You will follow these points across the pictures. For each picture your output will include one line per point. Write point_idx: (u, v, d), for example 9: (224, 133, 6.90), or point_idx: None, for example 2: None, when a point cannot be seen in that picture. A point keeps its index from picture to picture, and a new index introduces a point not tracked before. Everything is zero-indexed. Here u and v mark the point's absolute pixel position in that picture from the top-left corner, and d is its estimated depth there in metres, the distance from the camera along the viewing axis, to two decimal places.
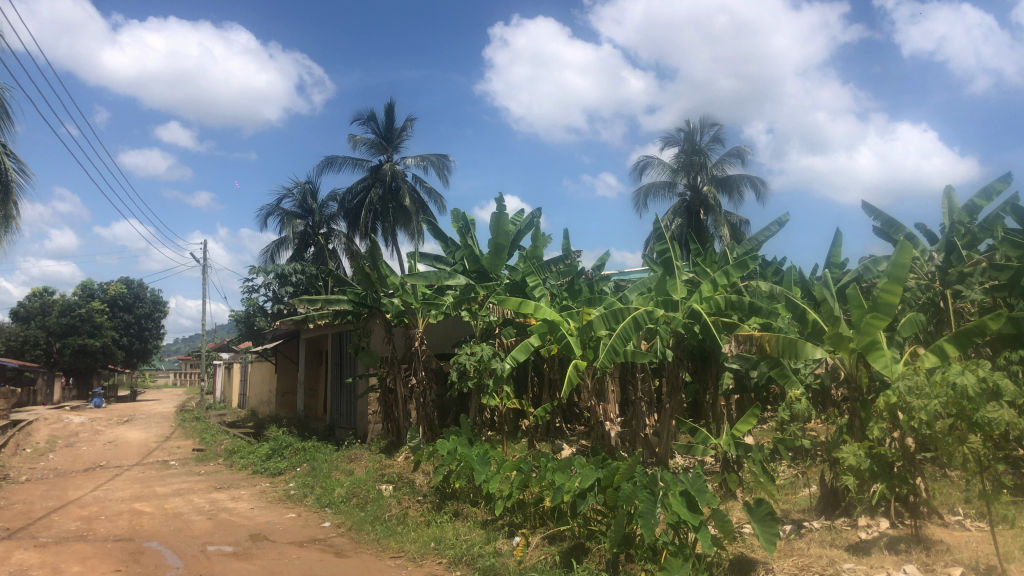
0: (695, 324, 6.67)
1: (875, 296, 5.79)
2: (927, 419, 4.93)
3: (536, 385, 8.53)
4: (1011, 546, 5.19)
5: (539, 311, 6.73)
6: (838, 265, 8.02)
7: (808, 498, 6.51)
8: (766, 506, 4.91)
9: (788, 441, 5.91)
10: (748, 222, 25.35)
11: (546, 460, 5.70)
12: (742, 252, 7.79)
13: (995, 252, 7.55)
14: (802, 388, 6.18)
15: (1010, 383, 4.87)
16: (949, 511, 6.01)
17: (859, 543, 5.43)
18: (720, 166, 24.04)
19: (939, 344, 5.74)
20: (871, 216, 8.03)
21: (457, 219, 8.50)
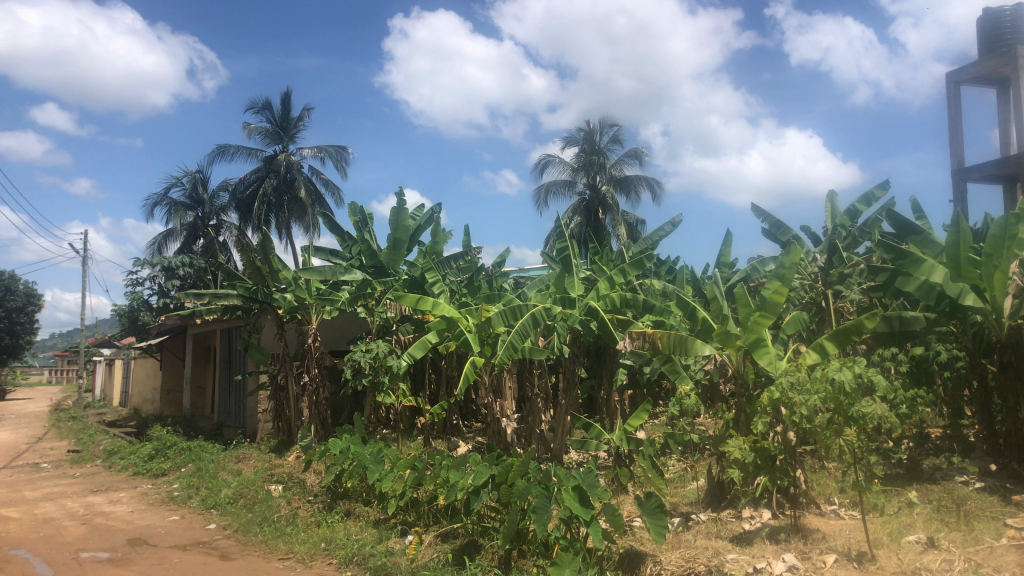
0: (592, 321, 6.79)
1: (762, 296, 5.99)
2: (807, 413, 5.15)
3: (433, 382, 8.49)
4: (880, 533, 5.49)
5: (438, 308, 6.64)
6: (728, 265, 8.29)
7: (695, 491, 6.69)
8: (656, 500, 5.00)
9: (677, 437, 6.05)
10: (644, 222, 26.00)
11: (441, 458, 5.66)
12: (638, 251, 7.95)
13: (872, 254, 7.98)
14: (692, 384, 6.35)
15: (883, 379, 5.15)
16: (826, 501, 6.29)
17: (743, 534, 5.62)
18: (618, 166, 24.52)
19: (820, 342, 5.98)
20: (760, 218, 8.36)
21: (354, 213, 8.34)
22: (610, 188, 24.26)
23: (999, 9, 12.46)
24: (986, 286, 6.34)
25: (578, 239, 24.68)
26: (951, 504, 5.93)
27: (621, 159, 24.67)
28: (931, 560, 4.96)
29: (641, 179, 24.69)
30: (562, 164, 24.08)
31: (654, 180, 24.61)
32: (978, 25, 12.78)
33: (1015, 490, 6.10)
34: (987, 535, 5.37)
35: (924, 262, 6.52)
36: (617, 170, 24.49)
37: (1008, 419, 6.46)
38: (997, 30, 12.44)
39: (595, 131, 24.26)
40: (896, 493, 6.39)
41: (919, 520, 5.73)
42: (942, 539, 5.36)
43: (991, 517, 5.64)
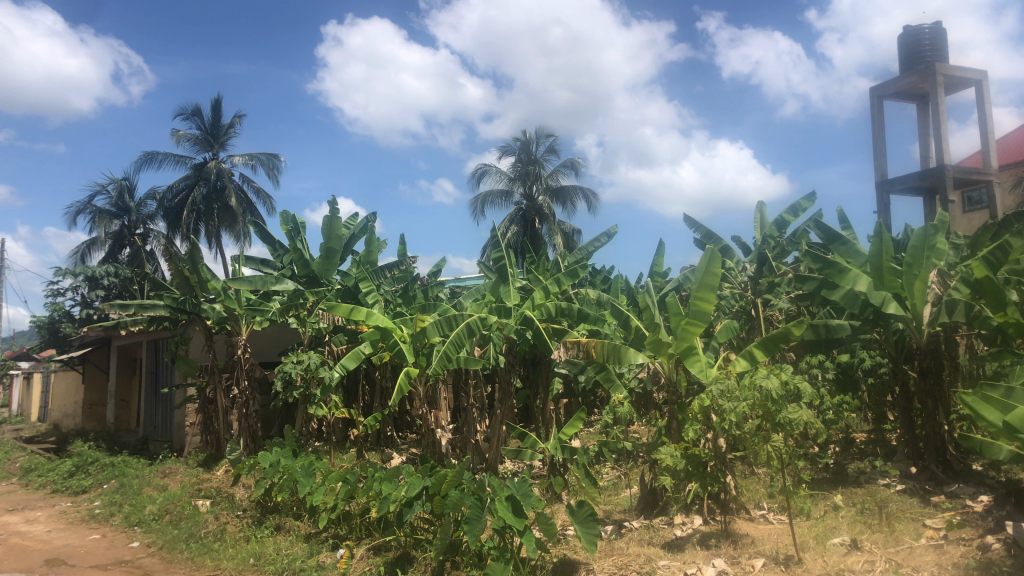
0: (527, 331, 6.78)
1: (691, 304, 6.08)
2: (736, 420, 5.23)
3: (367, 394, 8.40)
4: (807, 537, 5.61)
5: (372, 319, 6.55)
6: (661, 275, 8.42)
7: (629, 498, 6.75)
8: (588, 508, 5.03)
9: (611, 445, 6.10)
10: (580, 231, 26.24)
11: (373, 470, 5.59)
12: (573, 261, 8.00)
13: (799, 263, 8.20)
14: (625, 392, 6.40)
15: (808, 385, 5.29)
16: (756, 506, 6.41)
17: (674, 540, 5.68)
18: (555, 176, 24.73)
19: (749, 349, 6.10)
20: (692, 228, 8.53)
21: (286, 222, 8.21)
22: (547, 199, 24.45)
23: (919, 27, 12.94)
24: (907, 294, 6.51)
25: (515, 248, 24.73)
26: (874, 506, 6.11)
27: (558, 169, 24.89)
28: (855, 561, 5.11)
29: (577, 189, 24.95)
30: (499, 173, 24.15)
31: (590, 191, 24.87)
32: (899, 41, 13.25)
33: (933, 492, 6.32)
34: (908, 535, 5.55)
35: (849, 271, 6.72)
36: (554, 181, 24.71)
37: (927, 423, 6.71)
38: (917, 47, 12.92)
39: (532, 141, 24.41)
40: (822, 497, 6.54)
41: (844, 522, 5.88)
42: (865, 541, 5.51)
43: (911, 518, 5.84)
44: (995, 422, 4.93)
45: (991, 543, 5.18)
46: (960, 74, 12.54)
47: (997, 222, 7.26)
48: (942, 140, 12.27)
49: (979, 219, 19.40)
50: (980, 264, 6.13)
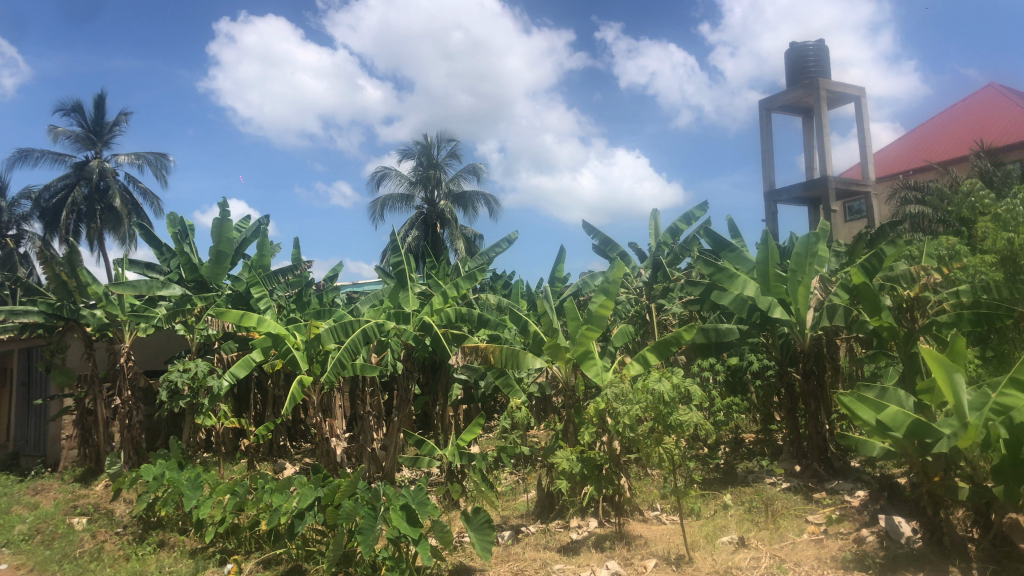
0: (426, 337, 6.73)
1: (588, 309, 6.15)
2: (630, 423, 5.29)
3: (259, 403, 8.16)
4: (697, 536, 5.76)
5: (263, 325, 6.31)
6: (560, 280, 8.51)
7: (526, 503, 6.77)
8: (484, 514, 5.02)
9: (509, 450, 6.11)
10: (481, 236, 26.31)
11: (264, 482, 5.42)
12: (473, 266, 7.99)
13: (691, 269, 8.46)
14: (524, 397, 6.41)
15: (698, 388, 5.44)
16: (649, 507, 6.54)
17: (570, 544, 5.73)
18: (457, 181, 24.74)
19: (642, 353, 6.21)
20: (591, 234, 8.66)
21: (173, 224, 7.89)
22: (449, 203, 24.46)
23: (804, 44, 13.55)
24: (791, 299, 6.80)
25: (415, 253, 24.59)
26: (760, 505, 6.33)
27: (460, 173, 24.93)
28: (741, 559, 5.29)
29: (476, 194, 25.00)
30: (399, 177, 23.94)
31: (492, 196, 24.99)
32: (786, 55, 13.84)
33: (815, 489, 6.60)
34: (791, 531, 5.78)
35: (737, 277, 6.95)
36: (456, 185, 24.74)
37: (811, 423, 7.00)
38: (803, 62, 13.51)
39: (433, 146, 24.21)
40: (712, 497, 6.73)
41: (732, 521, 6.07)
42: (751, 538, 5.70)
43: (795, 515, 6.09)
44: (870, 420, 5.18)
45: (866, 536, 5.47)
46: (841, 90, 13.20)
47: (872, 231, 7.66)
48: (824, 152, 12.88)
49: (859, 226, 20.55)
50: (857, 271, 6.44)
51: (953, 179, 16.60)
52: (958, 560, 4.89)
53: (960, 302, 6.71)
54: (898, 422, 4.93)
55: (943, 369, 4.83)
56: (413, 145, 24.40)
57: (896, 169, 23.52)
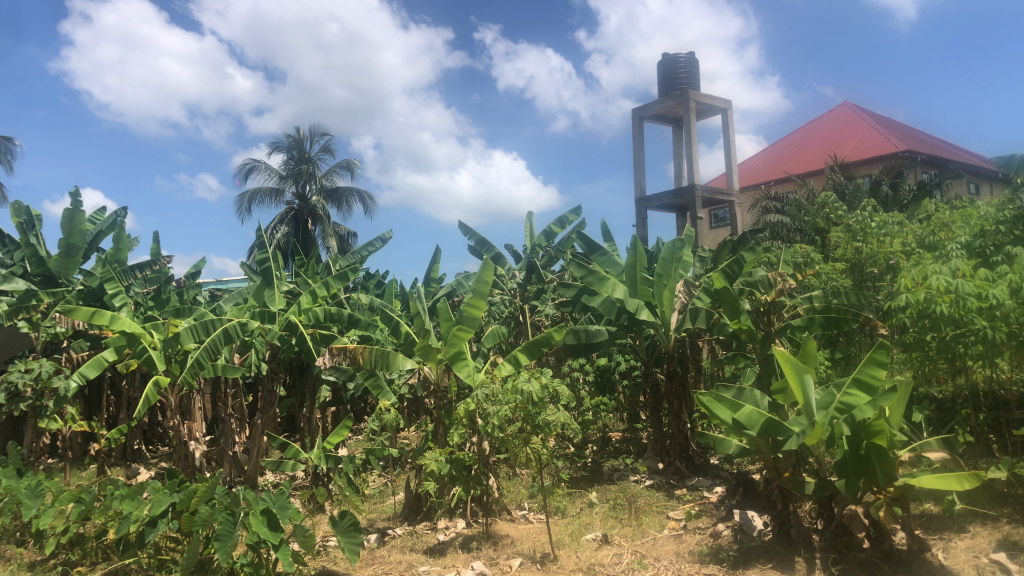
0: (293, 336, 6.58)
1: (461, 310, 6.15)
2: (498, 423, 5.30)
3: (112, 405, 7.76)
4: (562, 534, 5.86)
5: (116, 323, 5.94)
6: (434, 281, 8.45)
7: (393, 505, 6.68)
8: (350, 518, 4.88)
9: (377, 452, 6.03)
10: (354, 234, 25.95)
11: (113, 488, 5.09)
12: (343, 265, 7.83)
13: (564, 271, 8.61)
14: (394, 399, 6.30)
15: (566, 388, 5.52)
16: (517, 506, 6.60)
17: (437, 545, 5.70)
18: (329, 176, 24.33)
19: (513, 354, 6.24)
20: (466, 235, 8.66)
21: (18, 214, 7.36)
22: (321, 199, 23.98)
23: (675, 55, 14.03)
24: (657, 302, 7.03)
25: (285, 250, 23.96)
26: (624, 502, 6.49)
27: (332, 169, 24.56)
28: (604, 555, 5.41)
29: (350, 190, 24.86)
30: (268, 170, 23.25)
31: (368, 194, 24.74)
32: (659, 66, 14.30)
33: (677, 486, 6.84)
34: (653, 527, 5.96)
35: (608, 280, 7.11)
36: (329, 181, 24.37)
37: (674, 421, 7.27)
38: (674, 73, 14.00)
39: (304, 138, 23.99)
40: (579, 495, 6.86)
41: (597, 518, 6.20)
42: (615, 535, 5.84)
43: (656, 511, 6.28)
44: (726, 419, 5.38)
45: (721, 531, 5.73)
46: (709, 102, 13.76)
47: (735, 238, 8.01)
48: (692, 161, 13.39)
49: (724, 233, 21.57)
50: (719, 277, 6.68)
51: (808, 191, 17.67)
52: (803, 550, 5.20)
53: (812, 307, 7.12)
54: (753, 421, 5.14)
55: (794, 370, 5.11)
56: (286, 138, 23.85)
57: (760, 178, 24.79)
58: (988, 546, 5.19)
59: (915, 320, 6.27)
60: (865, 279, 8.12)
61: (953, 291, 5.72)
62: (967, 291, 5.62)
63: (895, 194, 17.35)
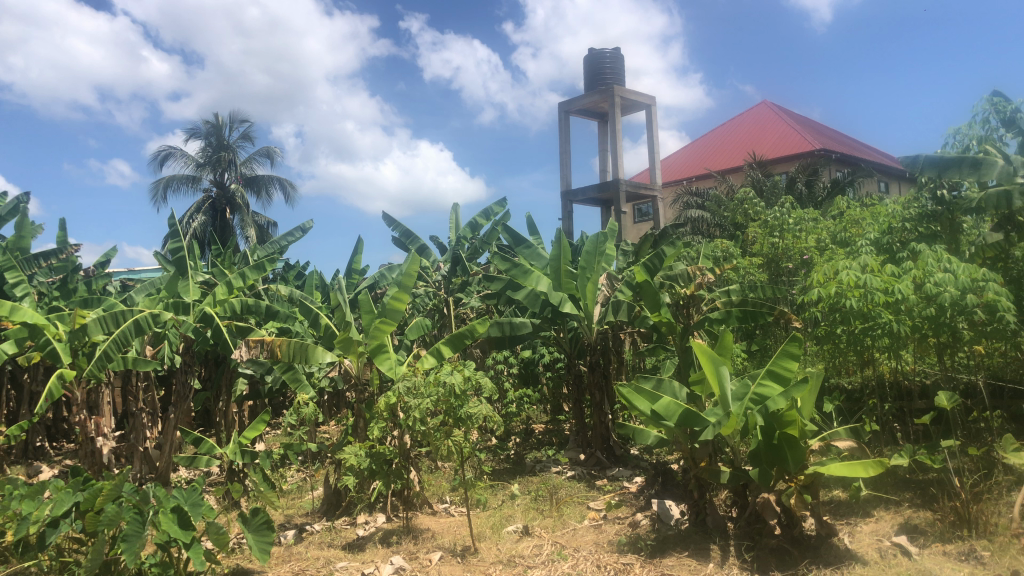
0: (208, 329, 6.34)
1: (383, 302, 6.08)
2: (420, 416, 5.25)
3: (12, 400, 7.41)
4: (483, 527, 5.86)
5: (17, 314, 5.61)
6: (357, 272, 8.33)
7: (311, 501, 6.56)
8: (262, 516, 4.78)
9: (295, 447, 5.90)
10: (273, 224, 25.44)
11: (12, 487, 4.84)
12: (261, 255, 7.64)
13: (489, 263, 8.60)
14: (313, 392, 6.24)
15: (488, 380, 5.52)
16: (438, 500, 6.57)
17: (356, 540, 5.62)
18: (248, 164, 23.80)
19: (436, 347, 6.19)
20: (391, 226, 8.56)
21: None
22: (240, 187, 23.41)
23: (601, 51, 14.16)
24: (580, 295, 7.09)
25: (202, 241, 23.28)
26: (545, 493, 6.53)
27: (251, 157, 24.02)
28: (525, 547, 5.43)
29: (271, 179, 24.36)
30: (184, 157, 22.57)
31: (288, 183, 24.28)
32: (585, 60, 14.40)
33: (598, 477, 6.92)
34: (573, 518, 6.01)
35: (532, 273, 7.07)
36: (248, 169, 23.82)
37: (595, 413, 7.35)
38: (600, 69, 14.12)
39: (224, 125, 23.35)
40: (501, 487, 6.86)
41: (519, 510, 6.22)
42: (536, 526, 5.87)
43: (577, 502, 6.34)
44: (645, 410, 5.45)
45: (640, 520, 5.83)
46: (634, 98, 13.94)
47: (657, 232, 8.14)
48: (617, 156, 13.54)
49: (647, 227, 21.94)
50: (641, 270, 6.78)
51: (728, 187, 18.10)
52: (718, 538, 5.32)
53: (729, 301, 7.30)
54: (671, 412, 5.21)
55: (711, 362, 5.23)
56: (204, 124, 23.19)
57: (683, 174, 25.25)
58: (890, 530, 5.42)
59: (827, 314, 6.47)
60: (781, 274, 8.35)
61: (862, 285, 5.94)
62: (875, 286, 5.85)
63: (810, 192, 17.92)
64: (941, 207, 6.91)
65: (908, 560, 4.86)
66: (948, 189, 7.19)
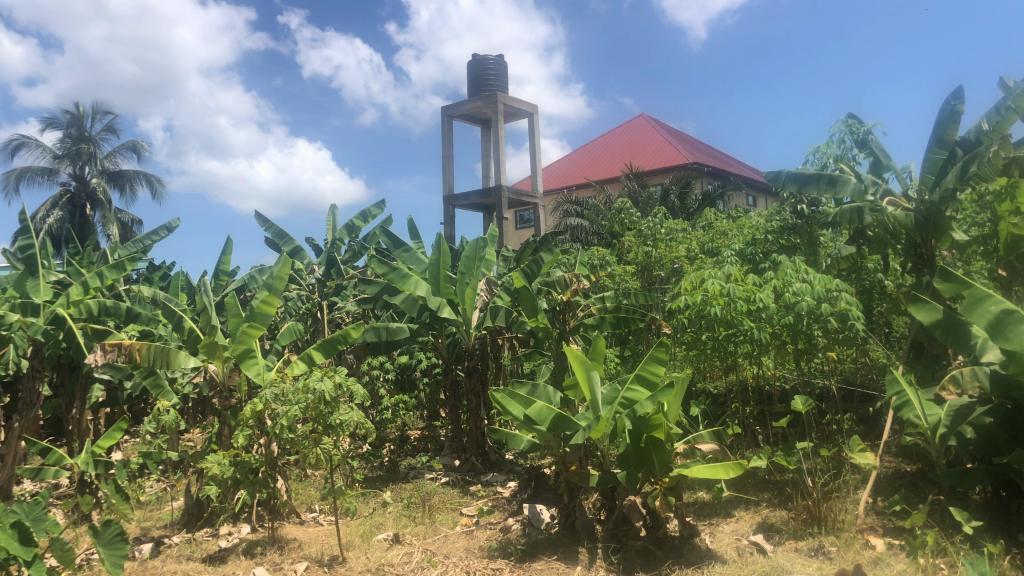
0: (59, 332, 5.97)
1: (252, 306, 5.88)
2: (287, 424, 5.08)
3: None
4: (352, 535, 5.75)
5: None
6: (226, 274, 8.04)
7: (171, 512, 6.27)
8: (115, 527, 4.51)
9: (154, 456, 5.62)
10: (138, 222, 24.28)
11: None
12: (123, 254, 7.25)
13: (366, 267, 8.47)
14: (175, 399, 5.90)
15: (360, 386, 5.42)
16: (307, 509, 6.42)
17: (217, 552, 5.40)
18: (112, 158, 22.67)
19: (307, 352, 6.00)
20: (264, 226, 8.30)
21: None
22: (102, 182, 22.22)
23: (484, 57, 14.20)
24: (458, 300, 7.06)
25: (60, 237, 21.93)
26: (418, 500, 6.47)
27: (116, 151, 22.87)
28: (394, 555, 5.37)
29: (137, 174, 23.28)
30: (40, 148, 21.21)
31: (156, 179, 23.25)
32: (468, 66, 14.41)
33: (472, 482, 6.93)
34: (445, 525, 5.99)
35: (408, 277, 6.96)
36: (111, 163, 22.69)
37: (471, 418, 7.36)
38: (483, 74, 14.18)
39: (86, 116, 22.11)
40: (372, 494, 6.76)
41: (389, 518, 6.14)
42: (406, 534, 5.81)
43: (450, 508, 6.32)
44: (518, 415, 5.48)
45: (511, 525, 5.88)
46: (517, 105, 14.08)
47: (537, 240, 8.23)
48: (499, 162, 13.62)
49: (527, 234, 22.22)
50: (518, 276, 6.79)
51: (607, 197, 18.53)
52: (586, 541, 5.41)
53: (603, 307, 7.44)
54: (542, 416, 5.25)
55: (582, 366, 5.29)
56: (63, 114, 21.89)
57: (564, 182, 25.69)
58: (748, 529, 5.66)
59: (694, 321, 6.70)
60: (653, 282, 8.61)
61: (726, 294, 6.20)
62: (738, 294, 6.11)
63: (683, 204, 18.56)
64: (801, 222, 7.28)
65: (763, 557, 5.09)
66: (807, 204, 7.58)
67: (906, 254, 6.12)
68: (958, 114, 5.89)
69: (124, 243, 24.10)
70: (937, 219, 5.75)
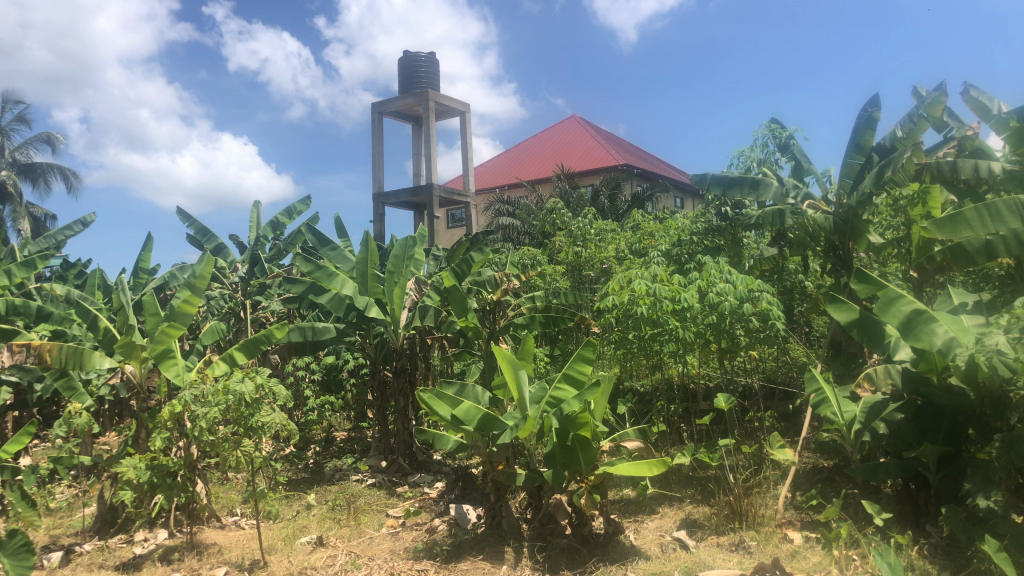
0: None
1: (171, 306, 5.71)
2: (207, 426, 4.94)
3: None
4: (274, 539, 5.64)
5: None
6: (145, 271, 7.80)
7: (83, 519, 6.05)
8: (20, 538, 4.33)
9: (64, 460, 5.41)
10: (53, 217, 23.41)
11: None
12: (34, 250, 6.97)
13: (292, 266, 8.32)
14: (88, 401, 5.71)
15: (283, 387, 5.31)
16: (228, 512, 6.28)
17: (131, 559, 5.23)
18: (24, 149, 21.81)
19: (229, 352, 5.85)
20: (185, 222, 8.08)
21: None
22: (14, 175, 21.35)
23: (416, 53, 14.10)
24: (386, 299, 6.98)
25: None
26: (343, 502, 6.38)
27: (29, 143, 22.01)
28: (317, 558, 5.29)
29: (51, 167, 22.44)
30: None
31: (71, 173, 22.45)
32: (400, 63, 14.29)
33: (399, 483, 6.88)
34: (370, 526, 5.93)
35: (335, 276, 6.87)
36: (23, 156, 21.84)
37: (399, 419, 7.30)
38: (414, 71, 14.08)
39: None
40: (296, 497, 6.64)
41: (314, 521, 6.04)
42: (331, 536, 5.72)
43: (376, 510, 6.26)
44: (446, 415, 5.41)
45: (437, 526, 5.86)
46: (449, 103, 14.02)
47: (468, 238, 8.19)
48: (430, 160, 13.54)
49: (458, 233, 22.20)
50: (447, 275, 6.73)
51: (538, 197, 18.60)
52: (512, 540, 5.41)
53: (533, 306, 7.46)
54: (470, 416, 5.23)
55: (510, 366, 5.30)
56: None
57: (497, 181, 25.71)
58: (672, 525, 5.75)
59: (621, 321, 6.77)
60: (583, 282, 8.69)
61: (652, 294, 6.28)
62: (663, 294, 6.20)
63: (613, 205, 18.78)
64: (725, 223, 7.43)
65: (686, 552, 5.18)
66: (731, 207, 7.74)
67: (825, 256, 6.30)
68: (874, 121, 6.09)
69: (37, 238, 23.21)
70: (854, 222, 5.93)
